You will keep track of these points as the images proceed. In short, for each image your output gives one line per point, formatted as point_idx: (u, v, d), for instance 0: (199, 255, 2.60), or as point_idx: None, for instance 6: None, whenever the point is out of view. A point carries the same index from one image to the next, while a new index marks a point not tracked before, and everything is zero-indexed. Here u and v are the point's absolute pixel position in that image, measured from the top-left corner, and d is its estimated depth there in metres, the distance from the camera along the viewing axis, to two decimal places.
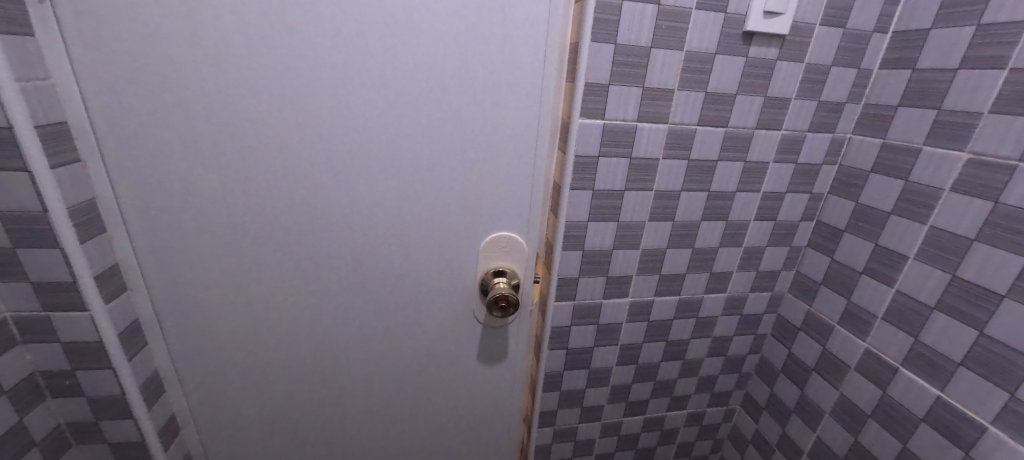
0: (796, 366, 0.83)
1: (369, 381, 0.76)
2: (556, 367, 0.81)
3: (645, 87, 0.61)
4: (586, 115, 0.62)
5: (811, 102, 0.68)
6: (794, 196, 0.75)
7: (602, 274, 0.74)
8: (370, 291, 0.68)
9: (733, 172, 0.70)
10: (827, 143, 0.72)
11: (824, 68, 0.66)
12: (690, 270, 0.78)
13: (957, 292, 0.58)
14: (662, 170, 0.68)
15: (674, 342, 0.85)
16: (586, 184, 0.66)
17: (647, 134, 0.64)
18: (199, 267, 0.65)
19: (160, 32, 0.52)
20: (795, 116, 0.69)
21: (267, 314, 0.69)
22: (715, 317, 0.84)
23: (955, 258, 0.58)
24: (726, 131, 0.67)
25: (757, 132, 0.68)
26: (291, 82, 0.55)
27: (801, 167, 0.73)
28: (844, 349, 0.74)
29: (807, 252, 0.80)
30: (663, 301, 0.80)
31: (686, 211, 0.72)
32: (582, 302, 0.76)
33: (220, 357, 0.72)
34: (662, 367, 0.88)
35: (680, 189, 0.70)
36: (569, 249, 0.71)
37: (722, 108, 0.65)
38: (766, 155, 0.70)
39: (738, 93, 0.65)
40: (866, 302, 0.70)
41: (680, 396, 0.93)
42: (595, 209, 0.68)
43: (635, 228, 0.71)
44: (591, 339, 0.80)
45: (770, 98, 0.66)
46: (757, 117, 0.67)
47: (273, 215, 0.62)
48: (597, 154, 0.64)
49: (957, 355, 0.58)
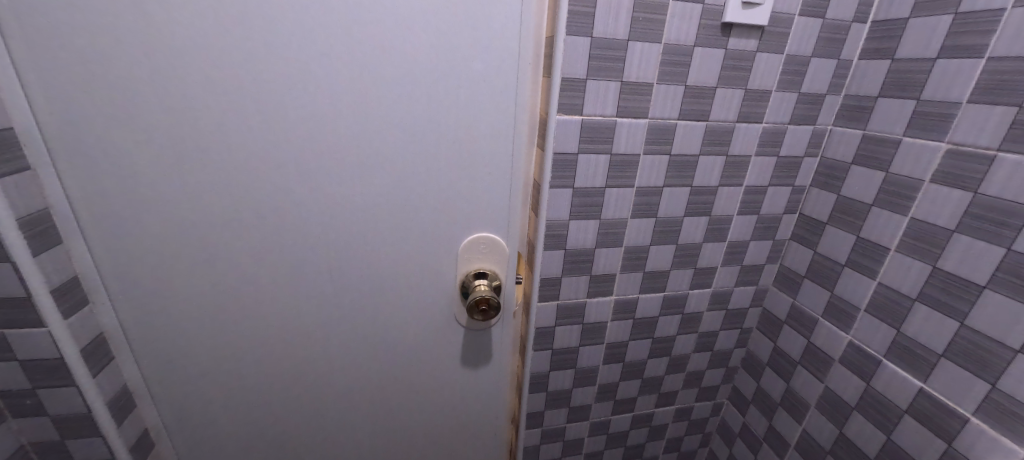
0: (782, 359, 0.83)
1: (350, 388, 0.74)
2: (541, 368, 0.80)
3: (624, 81, 0.60)
4: (563, 111, 0.60)
5: (792, 94, 0.67)
6: (776, 190, 0.75)
7: (586, 273, 0.73)
8: (346, 297, 0.66)
9: (715, 166, 0.69)
10: (808, 136, 0.71)
11: (804, 59, 0.65)
12: (674, 266, 0.77)
13: (937, 284, 0.58)
14: (643, 166, 0.66)
15: (660, 338, 0.84)
16: (566, 182, 0.65)
17: (627, 130, 0.63)
18: (165, 277, 0.62)
19: (109, 30, 0.48)
20: (776, 109, 0.68)
21: (240, 324, 0.66)
22: (701, 313, 0.84)
23: (936, 249, 0.58)
24: (707, 125, 0.66)
25: (738, 126, 0.67)
26: (253, 82, 0.53)
27: (782, 160, 0.72)
28: (828, 342, 0.74)
29: (790, 245, 0.80)
30: (647, 298, 0.79)
31: (669, 207, 0.71)
32: (566, 302, 0.75)
33: (192, 369, 0.69)
34: (649, 364, 0.87)
35: (662, 185, 0.69)
36: (550, 248, 0.69)
37: (703, 101, 0.64)
38: (747, 148, 0.69)
39: (718, 86, 0.64)
40: (849, 294, 0.70)
41: (668, 393, 0.92)
42: (576, 207, 0.67)
43: (617, 225, 0.70)
44: (577, 338, 0.79)
45: (751, 91, 0.65)
46: (738, 110, 0.66)
47: (241, 221, 0.59)
48: (576, 151, 0.63)
49: (939, 347, 0.58)
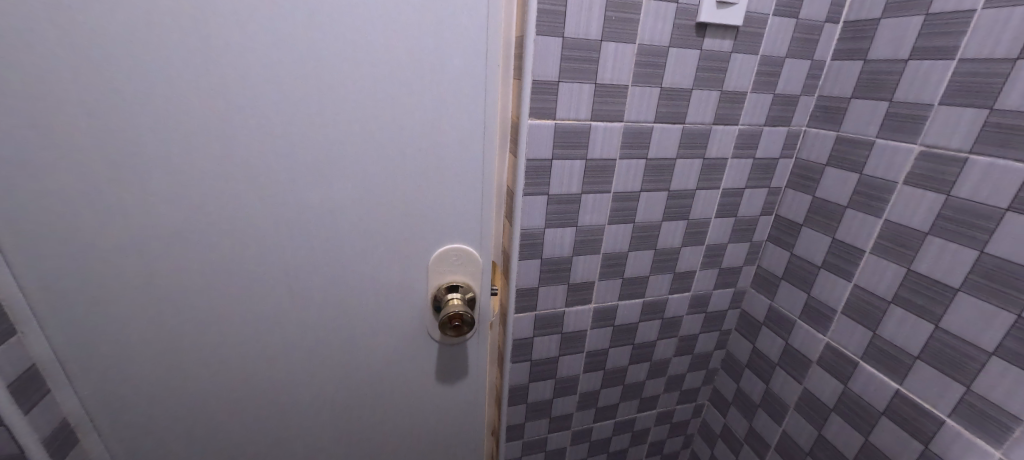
0: (761, 361, 0.83)
1: (328, 410, 0.70)
2: (520, 379, 0.78)
3: (598, 84, 0.58)
4: (535, 115, 0.57)
5: (766, 95, 0.67)
6: (753, 192, 0.75)
7: (564, 282, 0.70)
8: (311, 317, 0.62)
9: (693, 170, 0.69)
10: (783, 137, 0.71)
11: (779, 60, 0.65)
12: (654, 271, 0.76)
13: (1020, 335, 0.48)
14: (619, 171, 0.64)
15: (640, 344, 0.84)
16: (541, 189, 0.62)
17: (602, 134, 0.61)
18: (111, 301, 0.54)
19: (31, 29, 0.42)
20: (751, 110, 0.67)
21: (205, 353, 0.60)
22: (681, 317, 0.84)
23: (1021, 294, 0.48)
24: (683, 128, 0.65)
25: (715, 128, 0.66)
26: (197, 89, 0.47)
27: (758, 162, 0.72)
28: (805, 346, 0.73)
29: (819, 271, 0.70)
30: (627, 305, 0.78)
31: (646, 212, 0.69)
32: (544, 312, 0.72)
33: (143, 400, 0.60)
34: (630, 371, 0.87)
35: (639, 190, 0.67)
36: (526, 258, 0.66)
37: (679, 103, 0.63)
38: (723, 151, 0.69)
39: (694, 88, 0.62)
40: (901, 340, 0.59)
41: (649, 397, 0.92)
42: (552, 214, 0.64)
43: (595, 232, 0.68)
44: (556, 348, 0.77)
45: (726, 92, 0.64)
46: (714, 112, 0.65)
47: (186, 241, 0.53)
48: (550, 157, 0.60)
49: (1021, 411, 0.48)
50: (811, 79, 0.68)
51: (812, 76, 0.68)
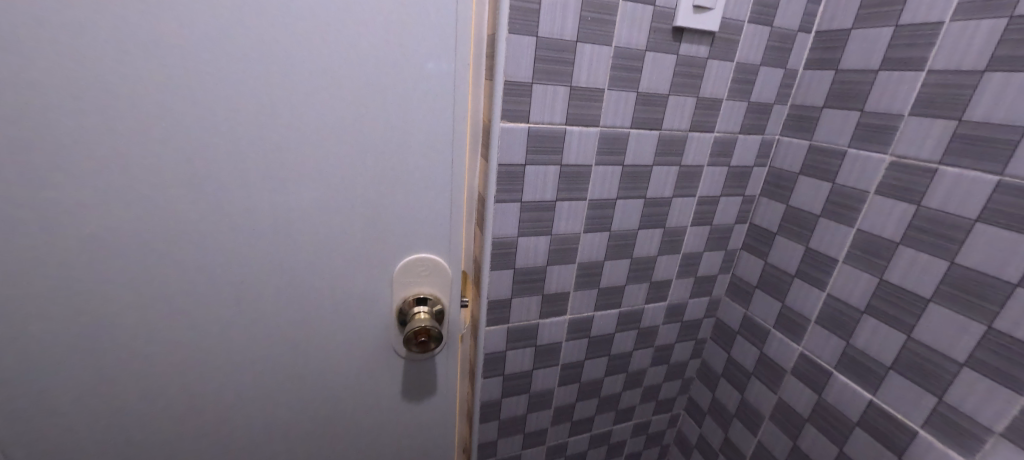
0: (736, 370, 0.82)
1: (282, 434, 0.64)
2: (492, 396, 0.74)
3: (573, 87, 0.55)
4: (508, 118, 0.54)
5: (742, 103, 0.66)
6: (728, 200, 0.74)
7: (538, 293, 0.68)
8: (261, 337, 0.56)
9: (669, 177, 0.67)
10: (758, 145, 0.71)
11: (754, 67, 0.64)
12: (630, 281, 0.74)
13: (990, 346, 0.48)
14: (595, 177, 0.62)
15: (616, 355, 0.82)
16: (514, 196, 0.59)
17: (577, 139, 0.58)
18: (19, 321, 0.46)
19: None
20: (727, 118, 0.66)
21: (137, 378, 0.53)
22: (657, 326, 0.82)
23: (991, 305, 0.48)
24: (660, 134, 0.63)
25: (690, 135, 0.65)
26: (119, 79, 0.41)
27: (733, 170, 0.71)
28: (780, 355, 0.73)
29: (794, 281, 0.70)
30: (603, 316, 0.75)
31: (623, 220, 0.68)
32: (517, 325, 0.69)
33: (64, 431, 0.53)
34: (606, 383, 0.84)
35: (615, 197, 0.65)
36: (498, 268, 0.63)
37: (655, 109, 0.61)
38: (700, 158, 0.68)
39: (670, 93, 0.61)
40: (875, 350, 0.59)
41: (626, 409, 0.90)
42: (526, 222, 0.61)
43: (570, 241, 0.66)
44: (529, 362, 0.74)
45: (703, 99, 0.63)
46: (690, 119, 0.64)
47: (110, 254, 0.47)
48: (524, 162, 0.57)
49: (992, 423, 0.48)
50: (784, 87, 0.68)
51: (785, 85, 0.68)
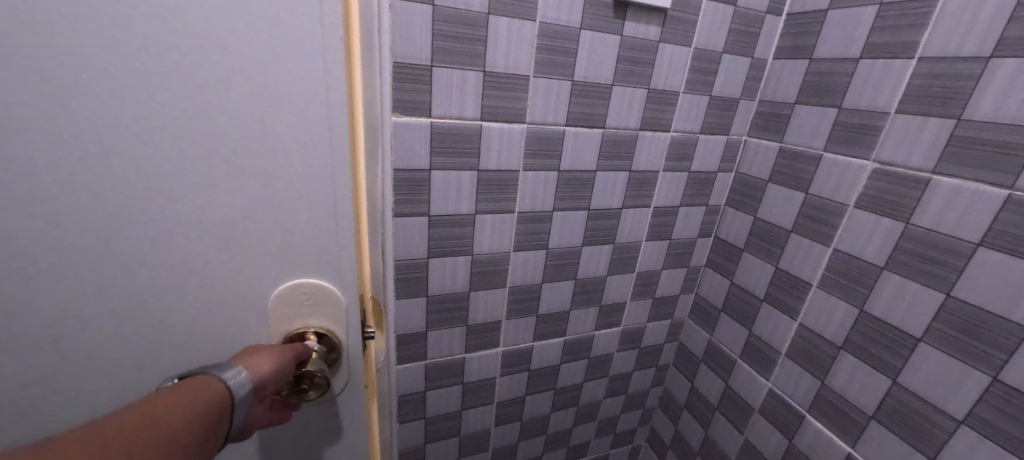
0: (699, 402, 0.72)
1: None
2: (413, 441, 0.63)
3: (488, 73, 0.44)
4: (402, 111, 0.43)
5: (702, 97, 0.56)
6: (688, 210, 0.64)
7: (460, 323, 0.56)
8: None
9: (617, 185, 0.56)
10: (721, 147, 0.61)
11: (715, 55, 0.54)
12: (575, 306, 0.63)
13: (993, 401, 0.39)
14: (525, 186, 0.51)
15: (564, 389, 0.71)
16: (419, 209, 0.47)
17: (497, 138, 0.47)
18: None
19: None
20: (685, 115, 0.56)
21: None
22: (611, 354, 0.72)
23: (995, 351, 0.38)
24: (604, 133, 0.52)
25: (641, 134, 0.55)
26: None
27: (693, 176, 0.61)
28: (746, 390, 0.63)
29: (761, 306, 0.60)
30: (545, 346, 0.65)
31: (562, 235, 0.57)
32: (437, 360, 0.58)
33: None
34: (553, 418, 0.74)
35: (551, 209, 0.54)
36: (406, 297, 0.52)
37: (596, 103, 0.50)
38: (653, 163, 0.57)
39: (614, 84, 0.50)
40: (853, 394, 0.49)
41: (578, 445, 0.80)
42: (438, 241, 0.50)
43: (498, 262, 0.54)
44: (457, 401, 0.63)
45: (654, 91, 0.53)
46: (640, 116, 0.53)
47: None
48: (429, 167, 0.46)
49: None
50: (750, 80, 0.58)
51: (751, 77, 0.58)
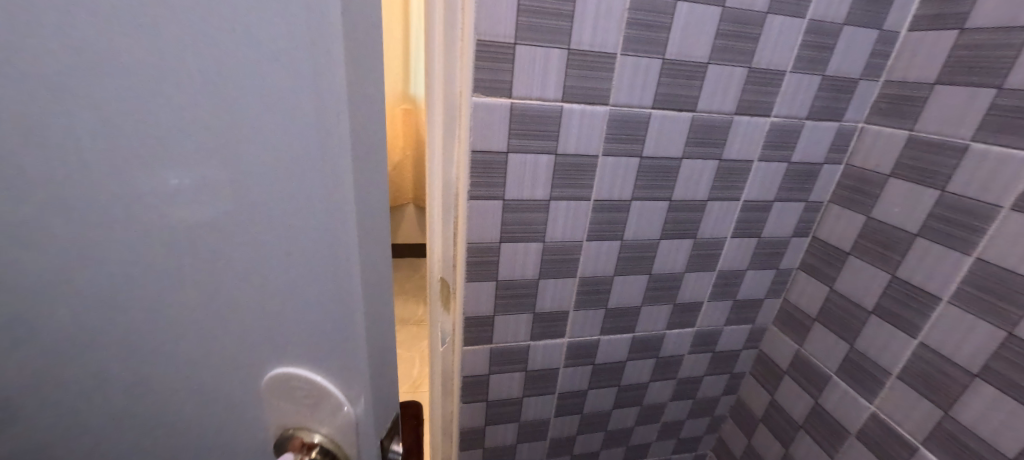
0: (779, 417, 0.66)
1: None
2: (474, 422, 0.64)
3: (573, 51, 0.42)
4: (483, 91, 0.42)
5: (813, 77, 0.49)
6: (784, 206, 0.57)
7: (527, 310, 0.55)
8: None
9: (704, 174, 0.52)
10: (831, 136, 0.53)
11: (834, 28, 0.47)
12: (647, 302, 0.60)
13: None
14: (603, 172, 0.48)
15: (627, 386, 0.68)
16: (494, 192, 0.47)
17: (577, 121, 0.45)
18: None
19: None
20: (791, 97, 0.50)
21: None
22: (681, 356, 0.67)
23: None
24: (693, 117, 0.48)
25: (736, 118, 0.49)
26: None
27: (794, 167, 0.54)
28: (841, 412, 0.56)
29: (868, 319, 0.53)
30: (611, 341, 0.62)
31: (639, 226, 0.53)
32: (502, 346, 0.57)
33: None
34: (614, 416, 0.71)
35: (629, 198, 0.51)
36: (476, 280, 0.52)
37: (688, 83, 0.46)
38: (748, 151, 0.52)
39: (711, 62, 0.45)
40: (988, 432, 0.42)
41: (638, 445, 0.77)
42: (510, 226, 0.49)
43: (569, 250, 0.52)
44: (518, 387, 0.62)
45: (757, 70, 0.47)
46: (738, 98, 0.48)
47: None
48: (506, 149, 0.45)
49: None
50: (874, 57, 0.50)
51: (876, 54, 0.50)
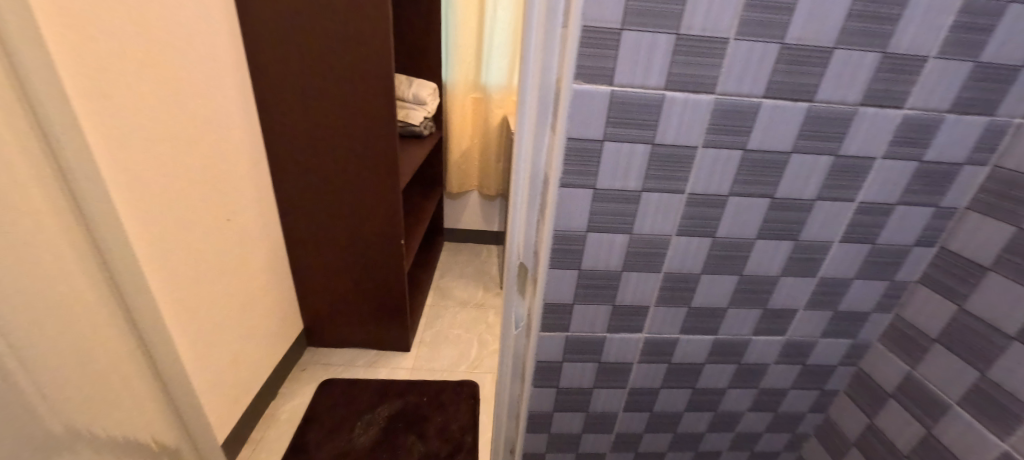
0: (878, 442, 0.62)
1: None
2: (542, 407, 0.65)
3: (681, 37, 0.40)
4: (584, 77, 0.41)
5: (962, 64, 0.43)
6: (908, 210, 0.51)
7: (607, 302, 0.55)
8: None
9: (814, 171, 0.47)
10: (979, 132, 0.46)
11: (997, 6, 0.40)
12: (734, 304, 0.56)
13: None
14: (700, 164, 0.46)
15: (702, 390, 0.65)
16: (585, 180, 0.46)
17: (679, 110, 0.43)
18: None
19: None
20: (931, 87, 0.44)
21: None
22: (766, 365, 0.63)
23: None
24: (809, 108, 0.44)
25: (860, 109, 0.44)
26: None
27: (924, 167, 0.48)
28: (961, 442, 0.53)
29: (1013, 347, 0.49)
30: (691, 341, 0.59)
31: (734, 224, 0.50)
32: (578, 335, 0.57)
33: None
34: (684, 418, 0.69)
35: (726, 193, 0.48)
36: (559, 267, 0.52)
37: (806, 70, 0.42)
38: (870, 147, 0.46)
39: (837, 46, 0.41)
40: None
41: (708, 453, 0.73)
42: (598, 215, 0.48)
43: (656, 244, 0.51)
44: (589, 378, 0.62)
45: (892, 56, 0.42)
46: (864, 88, 0.43)
47: None
48: (601, 138, 0.44)
49: None
50: None
51: None
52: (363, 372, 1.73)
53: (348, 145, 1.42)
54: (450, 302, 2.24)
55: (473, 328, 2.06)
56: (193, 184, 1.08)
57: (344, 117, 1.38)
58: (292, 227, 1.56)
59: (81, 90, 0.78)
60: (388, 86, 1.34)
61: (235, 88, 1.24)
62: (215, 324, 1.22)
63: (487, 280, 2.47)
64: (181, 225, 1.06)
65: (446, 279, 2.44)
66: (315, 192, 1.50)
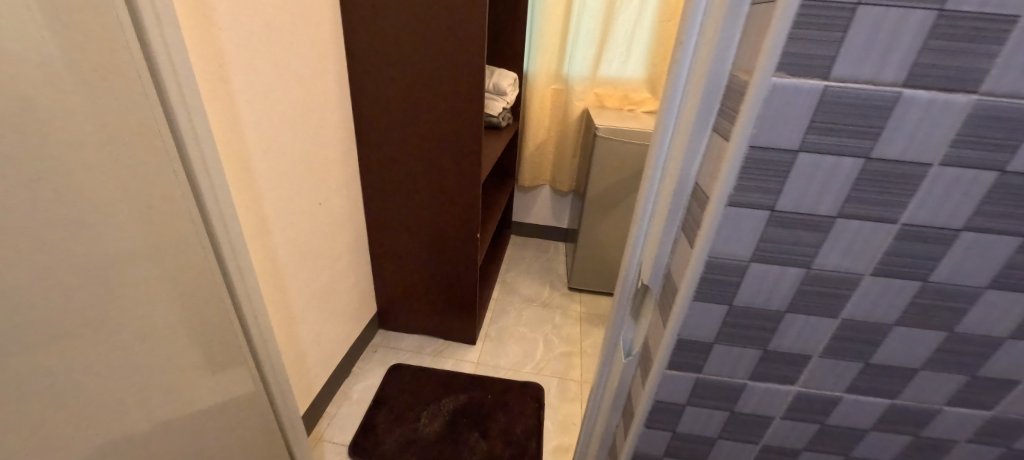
0: None
1: None
2: (652, 449, 0.57)
3: (947, 15, 0.29)
4: (789, 69, 0.31)
5: None
6: None
7: (758, 345, 0.45)
8: None
9: None
10: None
11: None
12: (930, 366, 0.44)
13: None
14: (929, 188, 0.35)
15: None
16: (763, 198, 0.37)
17: (918, 115, 0.32)
18: None
19: None
20: None
21: None
22: (955, 443, 0.49)
23: None
24: None
25: None
26: None
27: None
28: None
29: None
30: (858, 402, 0.48)
31: (959, 268, 0.38)
32: (712, 378, 0.48)
33: None
34: None
35: (959, 227, 0.36)
36: (705, 301, 0.43)
37: None
38: None
39: None
40: None
41: None
42: (771, 242, 0.39)
43: (840, 283, 0.40)
44: (715, 427, 0.52)
45: None
46: None
47: None
48: (796, 147, 0.34)
49: None
50: None
51: None
52: (429, 361, 1.74)
53: (434, 134, 1.40)
54: (516, 297, 2.19)
55: (539, 328, 2.00)
56: (289, 165, 1.11)
57: (432, 105, 1.35)
58: (374, 212, 1.58)
59: (199, 72, 0.80)
60: (478, 74, 1.29)
61: (332, 72, 1.25)
62: (301, 303, 1.25)
63: (553, 279, 2.39)
64: (277, 206, 1.09)
65: (512, 273, 2.40)
66: (398, 179, 1.50)
